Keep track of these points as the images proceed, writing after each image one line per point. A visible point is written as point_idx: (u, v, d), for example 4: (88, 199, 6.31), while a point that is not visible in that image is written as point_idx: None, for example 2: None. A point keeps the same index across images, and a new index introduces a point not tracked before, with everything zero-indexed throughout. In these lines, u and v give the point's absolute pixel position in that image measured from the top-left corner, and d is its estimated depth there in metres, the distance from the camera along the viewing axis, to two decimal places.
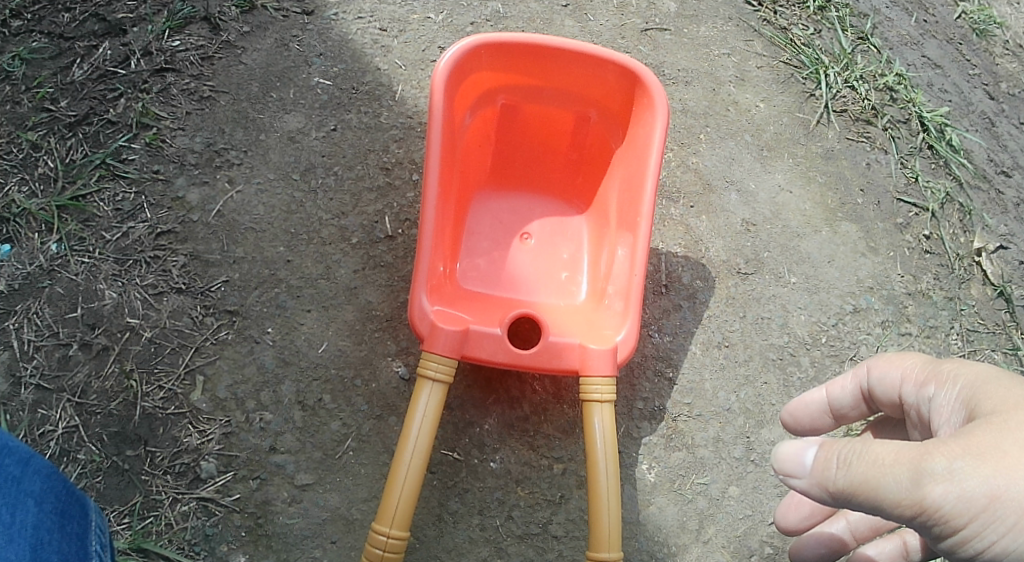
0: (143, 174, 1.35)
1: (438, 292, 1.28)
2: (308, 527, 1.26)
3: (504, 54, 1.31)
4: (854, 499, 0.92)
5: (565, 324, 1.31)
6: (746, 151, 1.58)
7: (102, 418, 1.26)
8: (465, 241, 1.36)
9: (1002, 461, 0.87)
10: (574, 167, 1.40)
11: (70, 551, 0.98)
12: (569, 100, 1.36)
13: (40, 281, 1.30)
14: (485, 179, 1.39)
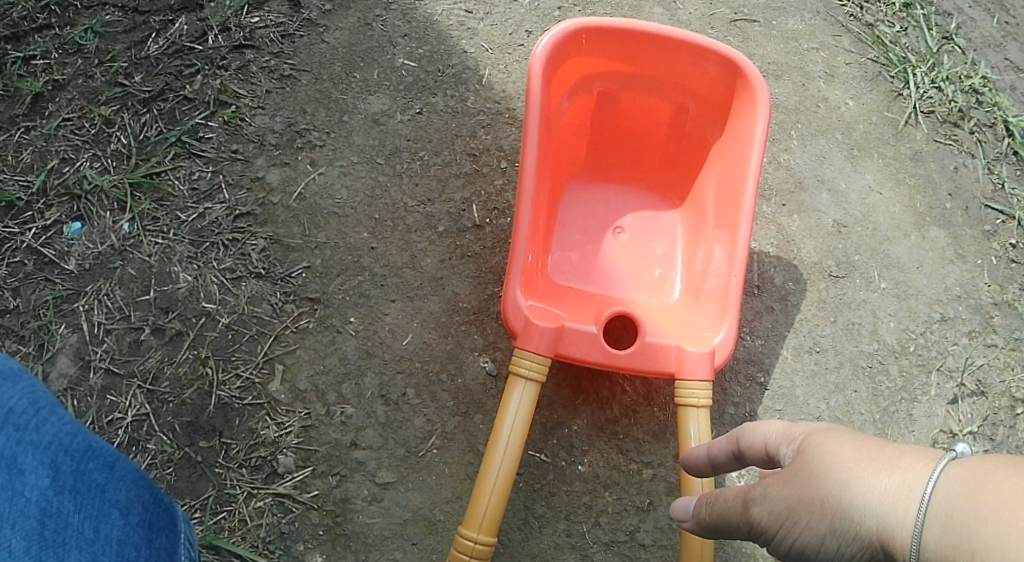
0: (221, 154, 1.31)
1: (531, 285, 1.23)
2: (388, 528, 1.21)
3: (603, 40, 1.25)
4: (715, 528, 0.92)
5: (659, 323, 1.25)
6: (837, 150, 1.53)
7: (174, 406, 1.22)
8: (556, 234, 1.31)
9: (795, 478, 0.84)
10: (668, 160, 1.34)
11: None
12: (668, 89, 1.29)
13: (111, 261, 1.27)
14: (577, 170, 1.33)
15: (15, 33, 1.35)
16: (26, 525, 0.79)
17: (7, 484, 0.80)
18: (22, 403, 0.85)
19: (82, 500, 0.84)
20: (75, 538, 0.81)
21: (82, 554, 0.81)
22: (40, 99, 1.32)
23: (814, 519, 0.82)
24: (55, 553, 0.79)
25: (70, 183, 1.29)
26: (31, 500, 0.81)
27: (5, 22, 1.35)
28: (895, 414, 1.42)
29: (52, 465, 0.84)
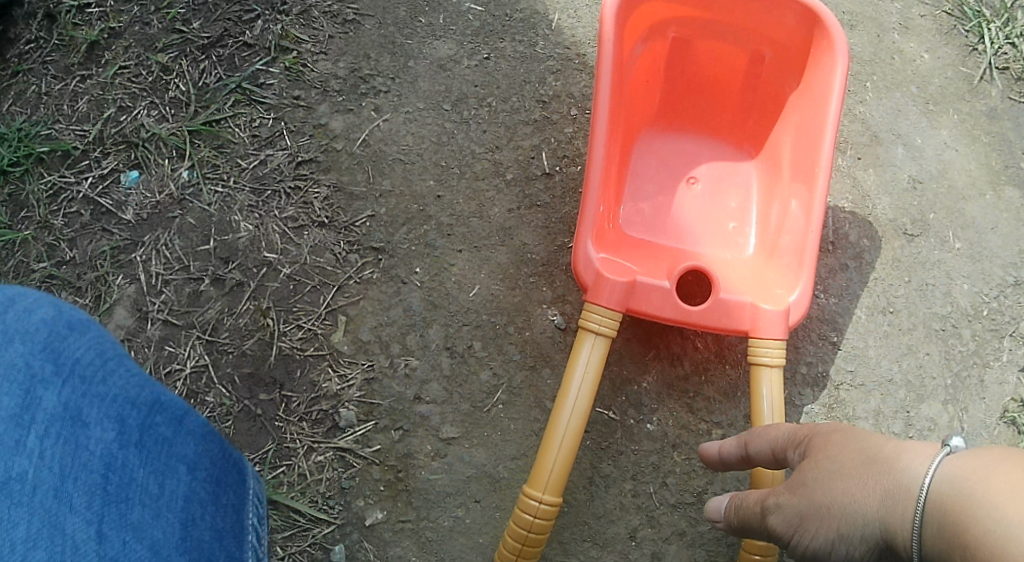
0: (283, 100, 1.28)
1: (605, 238, 1.19)
2: (451, 484, 1.19)
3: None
4: (739, 526, 0.99)
5: (734, 280, 1.21)
6: (912, 104, 1.49)
7: (233, 358, 1.20)
8: (629, 187, 1.27)
9: (805, 487, 0.89)
10: (744, 113, 1.29)
11: (222, 521, 0.93)
12: (744, 37, 1.24)
13: (171, 211, 1.24)
14: (651, 121, 1.29)
15: None
16: (91, 481, 0.76)
17: (72, 439, 0.76)
18: (89, 353, 0.81)
19: (147, 455, 0.82)
20: (139, 493, 0.80)
21: (145, 510, 0.80)
22: (96, 48, 1.29)
23: (823, 527, 0.87)
24: (118, 509, 0.77)
25: (127, 131, 1.27)
26: (97, 455, 0.77)
27: None
28: (966, 379, 1.38)
29: (119, 419, 0.81)
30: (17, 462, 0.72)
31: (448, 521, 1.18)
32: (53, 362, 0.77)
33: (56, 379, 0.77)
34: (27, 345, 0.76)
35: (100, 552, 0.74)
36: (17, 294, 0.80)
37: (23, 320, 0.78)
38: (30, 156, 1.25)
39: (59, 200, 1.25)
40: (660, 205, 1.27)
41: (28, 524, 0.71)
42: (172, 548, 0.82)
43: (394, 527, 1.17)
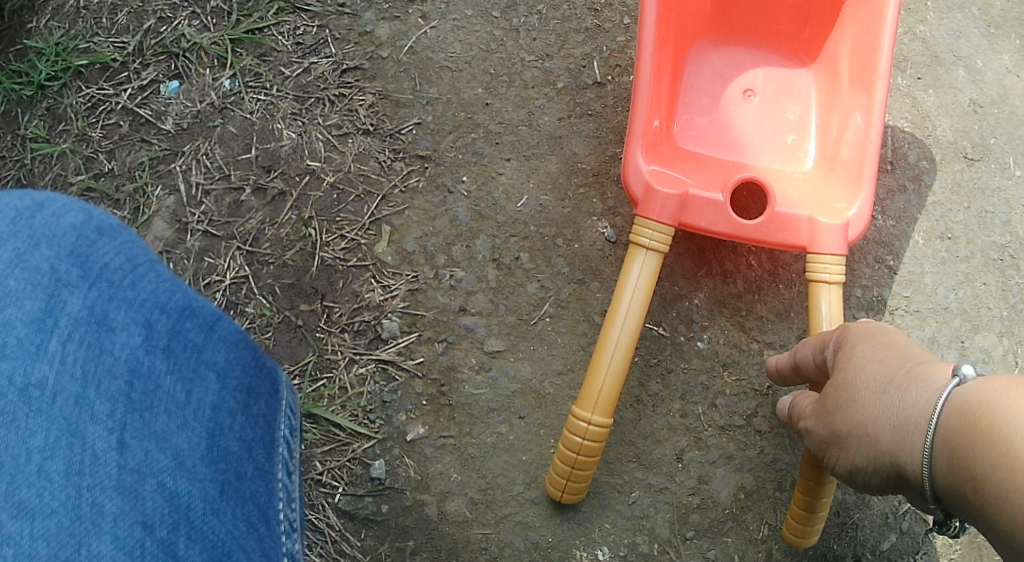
0: (328, 7, 1.25)
1: (659, 150, 1.16)
2: (495, 400, 1.17)
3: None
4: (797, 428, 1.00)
5: (791, 193, 1.17)
6: (974, 27, 1.43)
7: (275, 269, 1.17)
8: (682, 101, 1.23)
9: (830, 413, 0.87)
10: (801, 22, 1.24)
11: (255, 438, 0.78)
12: None
13: (212, 120, 1.22)
14: (705, 33, 1.25)
15: None
16: (113, 387, 0.71)
17: (95, 343, 0.71)
18: (118, 259, 0.76)
19: (175, 362, 0.74)
20: (164, 402, 0.72)
21: (170, 419, 0.72)
22: None
23: (846, 453, 0.85)
24: (140, 418, 0.71)
25: (167, 42, 1.24)
26: (121, 361, 0.72)
27: None
28: None
29: (146, 324, 0.74)
30: (39, 369, 0.69)
31: (491, 437, 1.16)
32: (80, 267, 0.73)
33: (82, 283, 0.73)
34: (53, 249, 0.73)
35: (122, 464, 0.69)
36: (49, 201, 0.76)
37: (52, 226, 0.74)
38: (68, 70, 1.23)
39: (96, 112, 1.22)
40: (716, 118, 1.23)
41: (48, 433, 0.68)
42: (200, 460, 0.72)
43: (435, 443, 1.15)
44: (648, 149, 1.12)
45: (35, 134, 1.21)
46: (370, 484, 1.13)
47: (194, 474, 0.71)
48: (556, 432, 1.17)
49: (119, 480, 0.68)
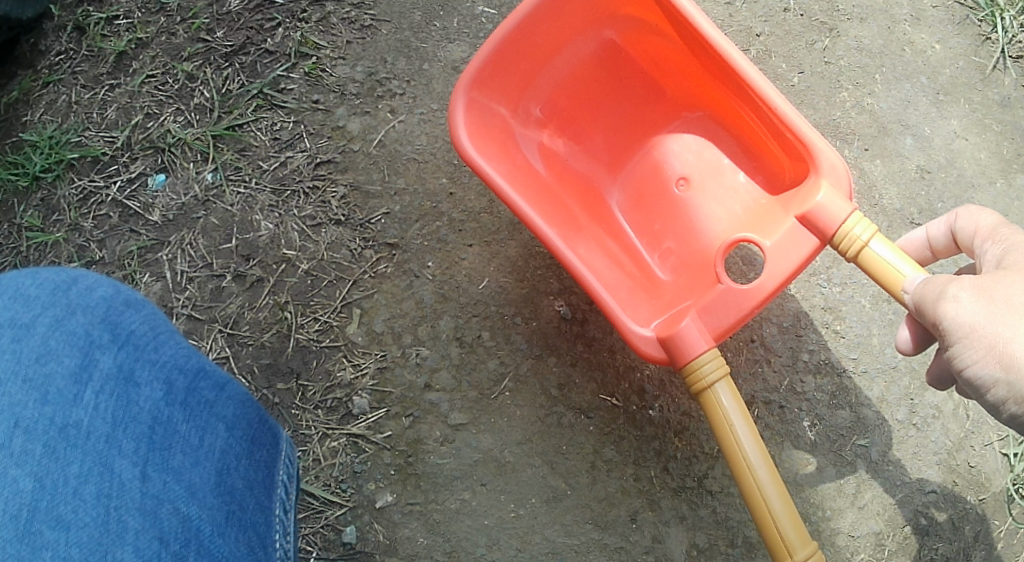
0: (303, 104, 1.35)
1: (645, 303, 1.21)
2: (458, 468, 1.25)
3: (502, 66, 1.23)
4: (916, 308, 1.03)
5: (778, 214, 1.18)
6: (922, 95, 1.52)
7: (253, 350, 1.27)
8: (637, 240, 1.30)
9: (990, 318, 0.95)
10: (645, 92, 1.33)
11: (257, 479, 0.90)
12: (582, 44, 1.29)
13: (195, 211, 1.32)
14: (602, 176, 1.33)
15: None
16: (138, 431, 0.79)
17: (123, 394, 0.80)
18: (143, 325, 0.84)
19: (191, 412, 0.84)
20: (181, 443, 0.82)
21: (186, 457, 0.81)
22: (124, 57, 1.38)
23: (990, 358, 0.95)
24: (161, 455, 0.80)
25: (153, 137, 1.35)
26: (145, 408, 0.80)
27: None
28: None
29: (167, 381, 0.83)
30: (74, 411, 0.77)
31: (455, 503, 1.24)
32: (110, 331, 0.82)
33: (113, 344, 0.81)
34: (87, 315, 0.81)
35: (144, 491, 0.78)
36: (81, 274, 0.84)
37: (86, 294, 0.82)
38: (61, 163, 1.34)
39: (88, 203, 1.33)
40: (669, 222, 1.29)
41: (82, 461, 0.76)
42: (210, 492, 0.82)
43: (403, 509, 1.24)
44: (640, 314, 1.18)
45: (30, 224, 1.32)
46: (342, 548, 1.22)
47: (204, 503, 0.81)
48: (516, 497, 1.25)
49: (141, 504, 0.77)
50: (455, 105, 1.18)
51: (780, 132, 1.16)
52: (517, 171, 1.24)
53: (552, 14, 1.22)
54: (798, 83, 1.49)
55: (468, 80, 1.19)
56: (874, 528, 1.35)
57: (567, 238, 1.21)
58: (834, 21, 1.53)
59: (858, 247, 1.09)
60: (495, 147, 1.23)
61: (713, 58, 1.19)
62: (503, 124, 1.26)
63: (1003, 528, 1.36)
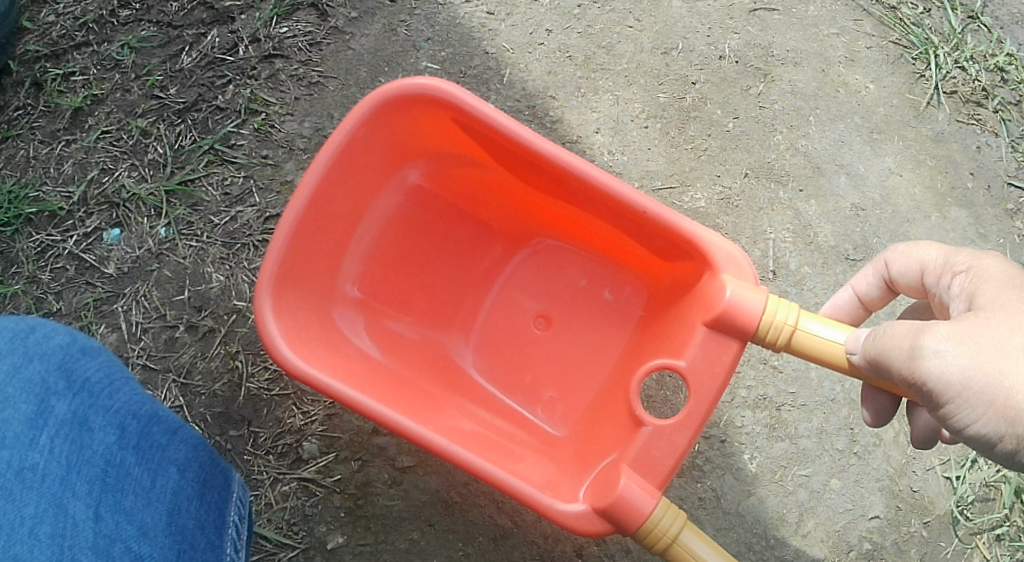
0: (252, 159, 1.41)
1: (545, 463, 1.20)
2: (407, 510, 1.30)
3: (309, 259, 1.17)
4: (880, 363, 0.98)
5: (674, 333, 1.15)
6: (856, 134, 1.59)
7: (206, 398, 1.31)
8: (510, 396, 1.29)
9: (981, 362, 0.90)
10: (438, 228, 1.31)
11: (206, 519, 1.00)
12: (392, 196, 1.27)
13: (149, 265, 1.36)
14: (446, 337, 1.31)
15: (55, 52, 1.44)
16: (92, 473, 0.88)
17: (78, 438, 0.88)
18: (98, 374, 0.94)
19: (143, 456, 0.94)
20: (133, 485, 0.91)
21: (137, 498, 0.90)
22: (79, 113, 1.42)
23: (990, 407, 0.90)
24: (114, 496, 0.89)
25: (109, 192, 1.39)
26: (98, 452, 0.89)
27: (46, 41, 1.44)
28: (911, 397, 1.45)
29: (121, 425, 0.93)
30: (30, 455, 0.85)
31: (404, 543, 1.29)
32: (66, 378, 0.91)
33: (68, 391, 0.90)
34: (43, 363, 0.90)
35: (97, 531, 0.86)
36: (39, 324, 0.94)
37: (43, 344, 0.92)
38: (19, 217, 1.38)
39: (45, 256, 1.37)
40: (545, 371, 1.29)
41: (37, 503, 0.84)
42: (161, 531, 0.91)
43: (354, 550, 1.28)
44: (556, 481, 1.14)
45: None
46: None
47: (155, 542, 0.90)
48: (463, 536, 1.30)
49: (94, 543, 0.85)
50: (260, 310, 1.09)
51: (658, 237, 1.17)
52: (354, 368, 1.18)
53: (348, 178, 1.18)
54: (734, 128, 1.55)
55: (273, 277, 1.11)
56: (818, 555, 1.39)
57: (433, 420, 1.17)
58: (768, 66, 1.59)
59: (790, 332, 1.06)
60: (327, 351, 1.16)
61: (573, 189, 1.18)
62: (323, 316, 1.20)
63: (949, 549, 1.42)
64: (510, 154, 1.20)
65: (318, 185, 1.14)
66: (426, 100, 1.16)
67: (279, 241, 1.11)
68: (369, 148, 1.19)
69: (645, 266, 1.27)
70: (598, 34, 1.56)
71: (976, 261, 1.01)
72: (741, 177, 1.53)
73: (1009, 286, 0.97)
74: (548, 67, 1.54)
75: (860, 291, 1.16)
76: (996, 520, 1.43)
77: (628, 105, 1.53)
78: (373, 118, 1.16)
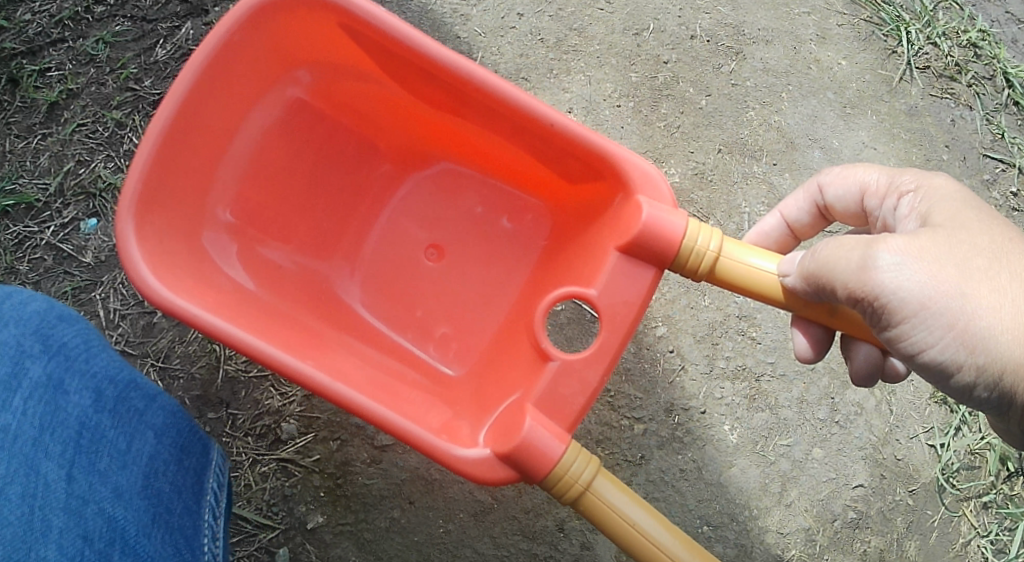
0: None
1: (440, 406, 1.18)
2: (386, 488, 1.31)
3: (178, 179, 1.12)
4: (823, 277, 1.00)
5: (583, 262, 1.15)
6: (829, 109, 1.60)
7: (184, 382, 1.33)
8: (398, 333, 1.27)
9: (941, 278, 0.94)
10: (320, 149, 1.28)
11: (184, 485, 1.06)
12: (267, 112, 1.23)
13: None
14: (327, 267, 1.28)
15: (31, 48, 1.45)
16: (64, 435, 0.94)
17: (51, 401, 0.94)
18: (74, 340, 1.01)
19: (118, 419, 1.00)
20: (108, 447, 0.97)
21: (112, 461, 0.97)
22: (55, 107, 1.44)
23: (949, 325, 0.94)
24: (88, 459, 0.94)
25: (85, 183, 1.41)
26: (72, 415, 0.95)
27: (22, 39, 1.45)
28: None
29: (97, 389, 0.99)
30: (3, 416, 0.91)
31: (384, 522, 1.30)
32: (42, 342, 0.97)
33: (42, 355, 0.96)
34: (18, 326, 0.96)
35: (69, 492, 0.91)
36: (16, 291, 1.01)
37: (20, 309, 0.99)
38: None
39: (23, 247, 1.38)
40: (437, 306, 1.28)
41: (9, 463, 0.89)
42: (136, 495, 0.97)
43: (334, 530, 1.29)
44: (456, 428, 1.13)
45: None
46: None
47: (129, 504, 0.96)
48: (444, 513, 1.31)
49: (67, 503, 0.91)
50: (122, 236, 1.05)
51: (567, 156, 1.15)
52: (227, 297, 1.14)
53: (222, 89, 1.14)
54: (706, 106, 1.56)
55: (134, 201, 1.06)
56: (802, 524, 1.39)
57: (325, 360, 1.14)
58: (739, 44, 1.61)
59: (713, 257, 1.07)
60: (199, 281, 1.12)
61: (474, 104, 1.16)
62: (192, 241, 1.16)
63: (936, 517, 1.41)
64: (404, 69, 1.17)
65: (187, 95, 1.09)
66: (312, 4, 1.12)
67: (143, 155, 1.06)
68: (245, 55, 1.15)
69: (546, 191, 1.26)
70: (570, 17, 1.57)
71: (925, 180, 1.05)
72: (715, 153, 1.54)
73: (961, 205, 1.00)
74: (519, 50, 1.55)
75: (788, 215, 1.21)
76: (983, 488, 1.43)
77: (600, 85, 1.54)
78: (253, 21, 1.12)
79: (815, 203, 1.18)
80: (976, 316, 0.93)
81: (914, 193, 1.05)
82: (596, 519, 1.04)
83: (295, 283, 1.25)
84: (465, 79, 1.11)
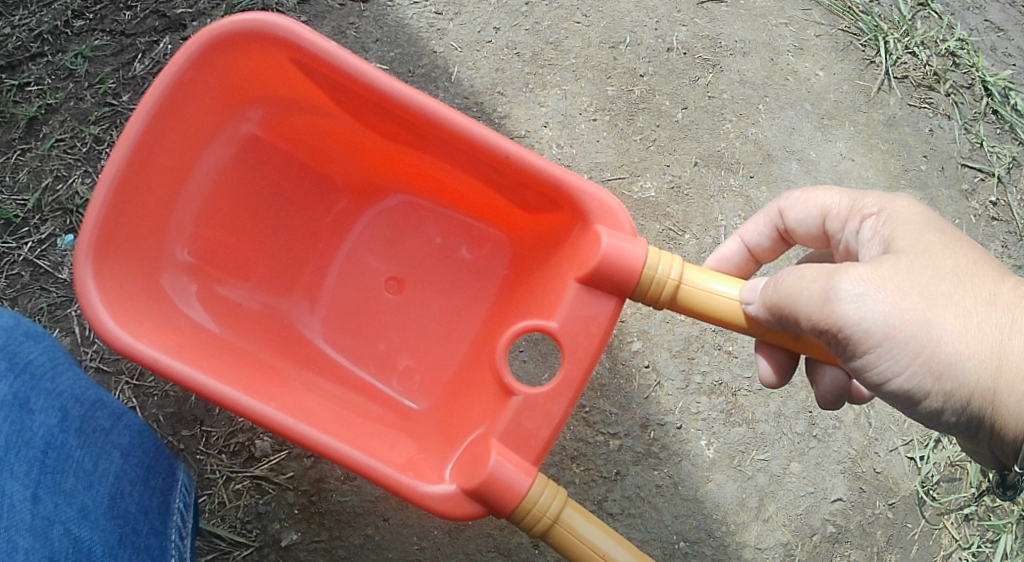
0: None
1: (405, 440, 1.18)
2: (360, 505, 1.31)
3: (134, 222, 1.12)
4: (784, 308, 0.99)
5: (544, 293, 1.15)
6: (807, 121, 1.60)
7: (157, 399, 1.32)
8: (361, 367, 1.27)
9: (905, 307, 0.94)
10: (277, 184, 1.27)
11: (152, 504, 1.06)
12: (223, 151, 1.22)
13: None
14: (286, 303, 1.28)
15: (10, 63, 1.45)
16: (30, 454, 0.94)
17: (17, 420, 0.95)
18: (41, 358, 1.01)
19: (85, 438, 1.00)
20: (73, 467, 0.97)
21: (78, 481, 0.96)
22: (34, 122, 1.43)
23: (916, 354, 0.94)
24: (53, 479, 0.94)
25: (62, 199, 1.41)
26: (38, 434, 0.96)
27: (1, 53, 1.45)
28: None
29: (63, 408, 0.99)
30: None
31: (358, 539, 1.30)
32: (8, 360, 0.97)
33: (9, 373, 0.97)
34: None
35: (35, 512, 0.91)
36: None
37: None
38: None
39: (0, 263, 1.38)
40: (400, 340, 1.28)
41: None
42: (102, 515, 0.97)
43: (308, 547, 1.29)
44: (421, 461, 1.12)
45: None
46: None
47: (95, 524, 0.96)
48: (418, 530, 1.31)
49: (32, 524, 0.91)
50: (79, 283, 1.05)
51: (523, 185, 1.15)
52: (187, 338, 1.14)
53: (178, 129, 1.14)
54: (682, 119, 1.56)
55: (90, 246, 1.06)
56: (780, 539, 1.38)
57: (285, 397, 1.14)
58: (716, 56, 1.60)
59: (673, 285, 1.07)
60: (160, 323, 1.12)
61: (432, 137, 1.16)
62: (150, 283, 1.15)
63: (915, 530, 1.41)
64: (360, 103, 1.17)
65: (140, 137, 1.08)
66: (263, 40, 1.11)
67: (98, 200, 1.06)
68: (198, 92, 1.14)
69: (504, 220, 1.26)
70: (546, 30, 1.57)
71: (887, 203, 1.05)
72: (692, 166, 1.54)
73: (923, 229, 1.00)
74: (495, 64, 1.55)
75: (747, 240, 1.21)
76: (964, 500, 1.43)
77: (575, 98, 1.54)
78: (204, 60, 1.11)
79: (777, 227, 1.18)
80: (942, 342, 0.93)
81: (875, 216, 1.05)
82: (569, 553, 1.04)
83: (258, 320, 1.25)
84: (422, 115, 1.11)
